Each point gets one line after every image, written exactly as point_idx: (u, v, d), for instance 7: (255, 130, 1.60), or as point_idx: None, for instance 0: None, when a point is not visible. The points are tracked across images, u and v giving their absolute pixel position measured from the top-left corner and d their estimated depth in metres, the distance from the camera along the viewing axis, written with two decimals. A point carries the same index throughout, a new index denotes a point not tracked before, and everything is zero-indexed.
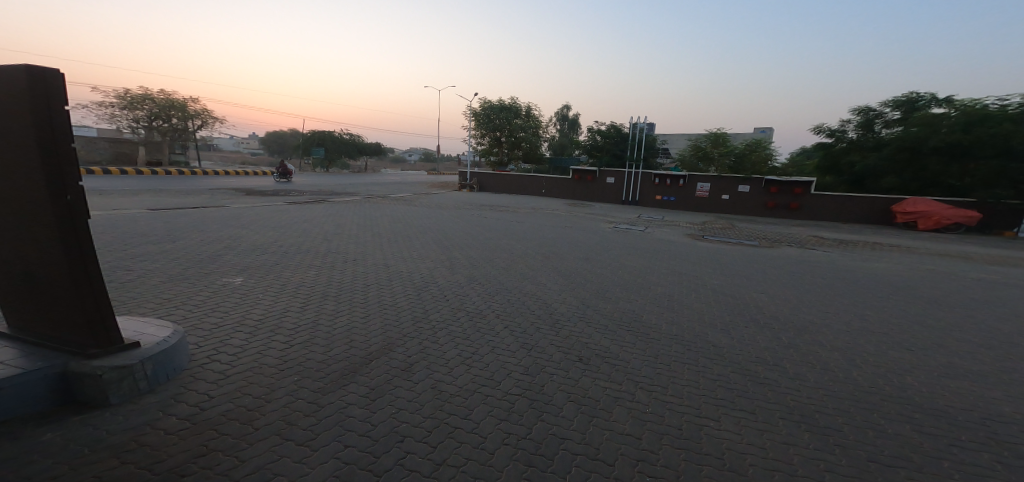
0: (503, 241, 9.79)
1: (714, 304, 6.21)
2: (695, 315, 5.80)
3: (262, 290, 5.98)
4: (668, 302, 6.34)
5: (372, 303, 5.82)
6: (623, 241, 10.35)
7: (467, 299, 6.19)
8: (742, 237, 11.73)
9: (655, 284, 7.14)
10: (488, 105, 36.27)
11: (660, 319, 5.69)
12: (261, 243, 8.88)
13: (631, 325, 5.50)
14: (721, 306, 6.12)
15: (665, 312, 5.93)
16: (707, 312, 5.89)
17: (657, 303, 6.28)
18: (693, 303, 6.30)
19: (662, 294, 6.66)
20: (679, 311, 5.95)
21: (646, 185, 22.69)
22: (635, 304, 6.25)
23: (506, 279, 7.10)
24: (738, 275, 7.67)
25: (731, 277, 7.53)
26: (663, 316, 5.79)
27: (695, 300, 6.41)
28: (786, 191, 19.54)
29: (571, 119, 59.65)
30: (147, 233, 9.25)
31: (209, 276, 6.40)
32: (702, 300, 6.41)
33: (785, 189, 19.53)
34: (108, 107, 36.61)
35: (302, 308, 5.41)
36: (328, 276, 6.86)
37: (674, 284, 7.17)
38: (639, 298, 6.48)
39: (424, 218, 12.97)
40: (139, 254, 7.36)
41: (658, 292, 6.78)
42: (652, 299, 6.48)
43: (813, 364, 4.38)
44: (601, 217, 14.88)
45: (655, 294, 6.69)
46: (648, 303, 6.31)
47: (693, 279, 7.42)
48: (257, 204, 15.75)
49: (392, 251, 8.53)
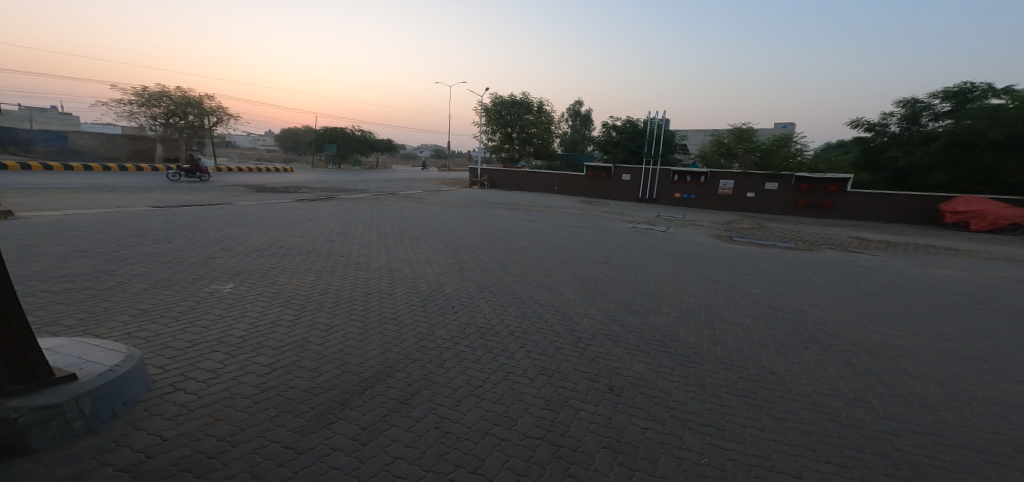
0: (517, 242, 9.10)
1: (761, 318, 5.51)
2: (742, 332, 5.12)
3: (252, 298, 5.38)
4: (707, 315, 5.62)
5: (372, 316, 5.18)
6: (647, 243, 9.63)
7: (477, 311, 5.53)
8: (774, 238, 10.92)
9: (689, 293, 6.43)
10: (499, 100, 35.57)
11: (701, 337, 5.00)
12: (259, 244, 8.32)
13: (669, 344, 4.83)
14: (769, 322, 5.40)
15: (706, 329, 5.23)
16: (757, 329, 5.20)
17: (696, 317, 5.59)
18: (735, 316, 5.58)
19: (698, 306, 5.93)
20: (723, 328, 5.25)
21: (665, 182, 21.76)
22: (668, 317, 5.55)
23: (522, 287, 6.44)
24: (782, 283, 6.91)
25: (776, 285, 6.77)
26: (703, 333, 5.10)
27: (738, 312, 5.69)
28: (818, 188, 18.50)
29: (583, 115, 58.51)
30: (140, 233, 8.74)
31: (197, 280, 5.84)
32: (746, 312, 5.70)
33: (817, 187, 18.51)
34: (127, 104, 36.62)
35: (293, 321, 4.77)
36: (326, 282, 6.25)
37: (711, 293, 6.43)
38: (674, 310, 5.79)
39: (432, 217, 12.30)
40: (128, 255, 6.84)
41: (694, 303, 6.04)
42: (687, 311, 5.77)
43: (907, 399, 3.75)
44: (618, 217, 14.05)
45: (692, 305, 5.97)
46: (685, 316, 5.63)
47: (731, 287, 6.67)
48: (261, 202, 15.25)
49: (399, 254, 7.92)
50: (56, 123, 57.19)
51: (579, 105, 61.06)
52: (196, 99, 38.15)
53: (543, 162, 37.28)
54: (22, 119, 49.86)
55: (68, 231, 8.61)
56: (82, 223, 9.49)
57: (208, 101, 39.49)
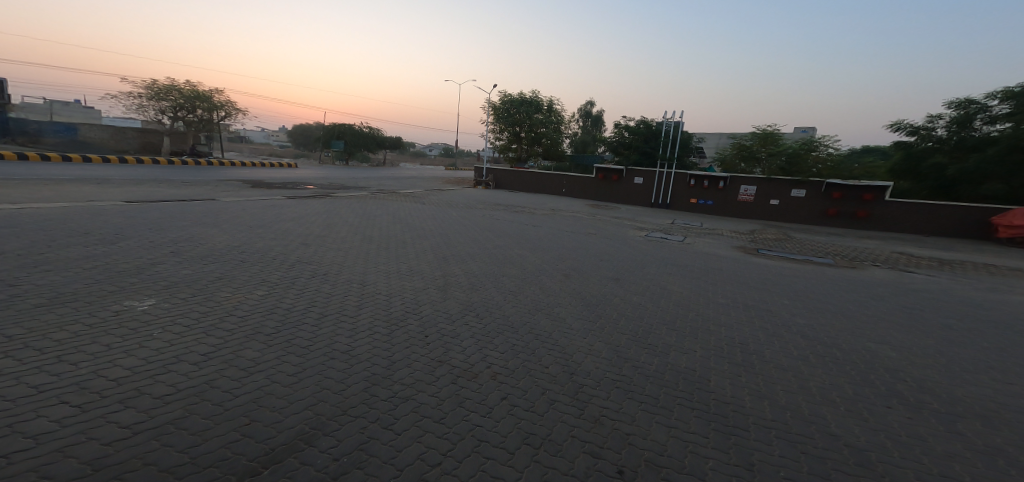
0: (515, 252, 7.96)
1: (818, 360, 4.33)
2: (797, 381, 3.96)
3: (168, 321, 4.30)
4: (747, 354, 4.44)
5: (318, 346, 4.07)
6: (664, 255, 8.48)
7: (456, 344, 4.37)
8: (807, 251, 9.68)
9: (720, 321, 5.28)
10: (510, 98, 34.48)
11: (738, 388, 3.82)
12: (217, 247, 7.29)
13: (700, 397, 3.69)
14: (829, 367, 4.20)
15: (748, 375, 4.05)
16: (815, 377, 4.02)
17: (732, 355, 4.43)
18: (781, 357, 4.38)
19: (733, 341, 4.73)
20: (772, 375, 4.05)
21: (680, 186, 20.54)
22: (694, 357, 4.38)
23: (514, 310, 5.30)
24: (833, 310, 5.71)
25: (827, 315, 5.56)
26: (742, 381, 3.94)
27: (784, 351, 4.51)
28: (852, 197, 17.11)
29: (595, 115, 57.04)
30: (89, 232, 7.76)
31: (111, 295, 4.86)
32: (796, 351, 4.53)
33: (851, 195, 17.11)
34: (138, 98, 35.86)
35: (206, 355, 3.69)
36: (278, 297, 5.18)
37: (746, 323, 5.23)
38: (704, 346, 4.61)
39: (425, 219, 11.19)
40: (54, 262, 5.86)
41: (727, 338, 4.84)
42: (719, 348, 4.58)
43: None
44: (630, 223, 12.81)
45: (725, 339, 4.78)
46: (716, 353, 4.47)
47: (770, 315, 5.47)
48: (249, 198, 14.27)
49: (375, 263, 6.81)
50: (81, 116, 57.56)
51: (591, 106, 59.84)
52: (205, 92, 37.42)
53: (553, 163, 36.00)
54: (42, 113, 50.18)
55: (11, 227, 7.69)
56: (36, 220, 8.55)
57: (218, 94, 38.76)
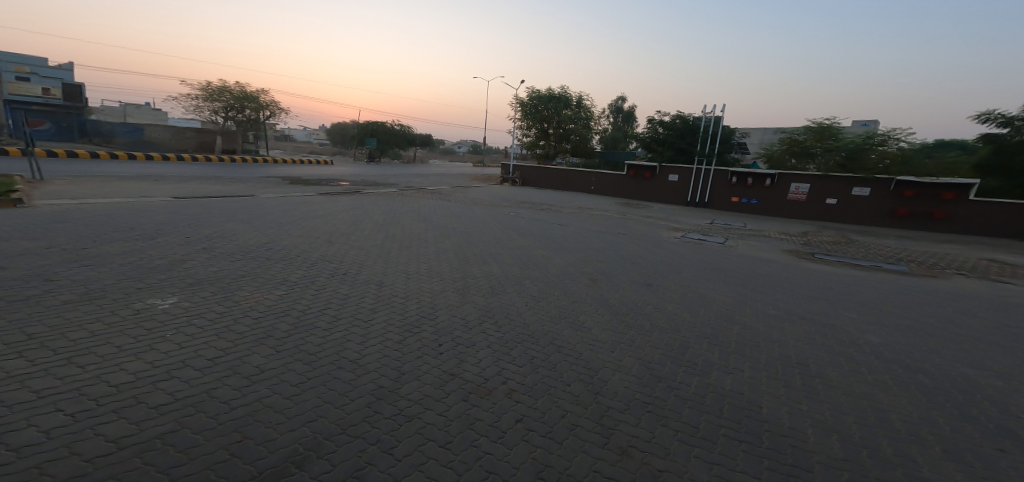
0: (539, 253, 7.56)
1: (893, 387, 3.72)
2: (870, 411, 3.39)
3: (185, 321, 4.18)
4: (807, 376, 3.89)
5: (327, 353, 3.85)
6: (705, 258, 7.85)
7: (470, 355, 4.06)
8: (871, 256, 8.75)
9: (771, 336, 4.70)
10: (537, 94, 33.92)
11: (796, 415, 3.31)
12: (245, 244, 7.28)
13: (753, 428, 3.19)
14: (909, 396, 3.60)
15: (807, 401, 3.51)
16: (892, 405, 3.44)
17: (786, 377, 3.88)
18: (849, 382, 3.80)
19: (787, 359, 4.17)
20: (839, 403, 3.49)
21: (720, 184, 19.42)
22: (742, 378, 3.86)
23: (535, 318, 4.94)
24: (909, 326, 5.00)
25: (902, 331, 4.85)
26: (803, 410, 3.40)
27: (847, 373, 3.93)
28: (928, 196, 15.50)
29: (629, 111, 55.37)
30: (131, 227, 7.96)
31: (137, 293, 4.78)
32: (865, 375, 3.92)
33: (927, 194, 15.49)
34: (194, 99, 37.88)
35: (212, 361, 3.49)
36: (296, 297, 5.02)
37: (802, 339, 4.63)
38: (752, 365, 4.08)
39: (449, 217, 10.96)
40: (94, 256, 5.95)
41: (780, 356, 4.27)
42: (771, 368, 4.04)
43: None
44: (665, 223, 12.09)
45: (776, 357, 4.22)
46: (767, 374, 3.94)
47: (833, 331, 4.82)
48: (283, 194, 14.55)
49: (394, 263, 6.61)
50: (147, 116, 61.69)
51: (625, 101, 58.27)
52: (251, 93, 38.95)
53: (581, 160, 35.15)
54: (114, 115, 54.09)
55: (59, 223, 7.94)
56: (85, 215, 8.88)
57: (263, 94, 40.24)
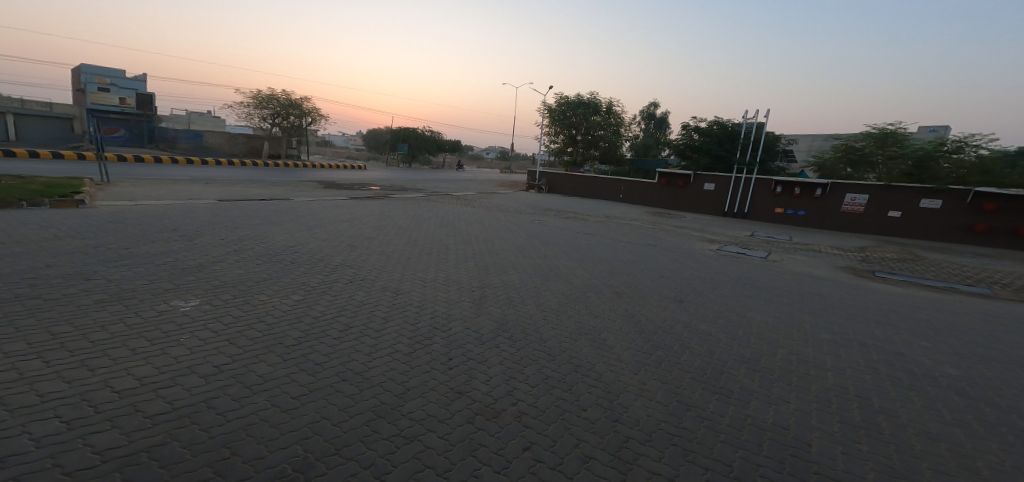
0: (562, 264, 7.25)
1: (981, 423, 3.14)
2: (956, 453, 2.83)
3: (200, 324, 4.13)
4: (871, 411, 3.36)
5: (333, 364, 3.74)
6: (745, 274, 7.28)
7: (480, 372, 3.84)
8: (938, 275, 7.90)
9: (824, 361, 4.16)
10: (564, 100, 33.56)
11: (860, 457, 2.81)
12: (274, 247, 7.37)
13: (808, 470, 2.72)
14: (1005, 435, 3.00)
15: (873, 439, 2.99)
16: (987, 450, 2.84)
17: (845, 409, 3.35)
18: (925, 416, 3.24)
19: (843, 387, 3.65)
20: (914, 441, 2.97)
21: (764, 194, 18.37)
22: (790, 409, 3.38)
23: (553, 334, 4.65)
24: (990, 356, 4.34)
25: (983, 362, 4.21)
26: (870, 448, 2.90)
27: (923, 407, 3.35)
28: (1010, 212, 13.97)
29: (664, 117, 53.86)
30: (169, 227, 8.19)
31: (163, 293, 4.72)
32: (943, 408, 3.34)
33: (1010, 209, 13.96)
34: (245, 107, 40.01)
35: (218, 368, 3.44)
36: (312, 303, 4.96)
37: (859, 365, 4.08)
38: (801, 395, 3.59)
39: (474, 224, 10.84)
40: (131, 255, 6.06)
41: (835, 384, 3.75)
42: (824, 397, 3.53)
43: None
44: (700, 234, 11.47)
45: (830, 386, 3.70)
46: (819, 404, 3.43)
47: (897, 358, 4.25)
48: (317, 198, 14.93)
49: (413, 270, 6.49)
50: (205, 122, 65.80)
51: (660, 107, 56.83)
52: (298, 100, 40.70)
53: (610, 167, 34.45)
54: (179, 122, 58.23)
55: (109, 221, 8.30)
56: (130, 214, 9.25)
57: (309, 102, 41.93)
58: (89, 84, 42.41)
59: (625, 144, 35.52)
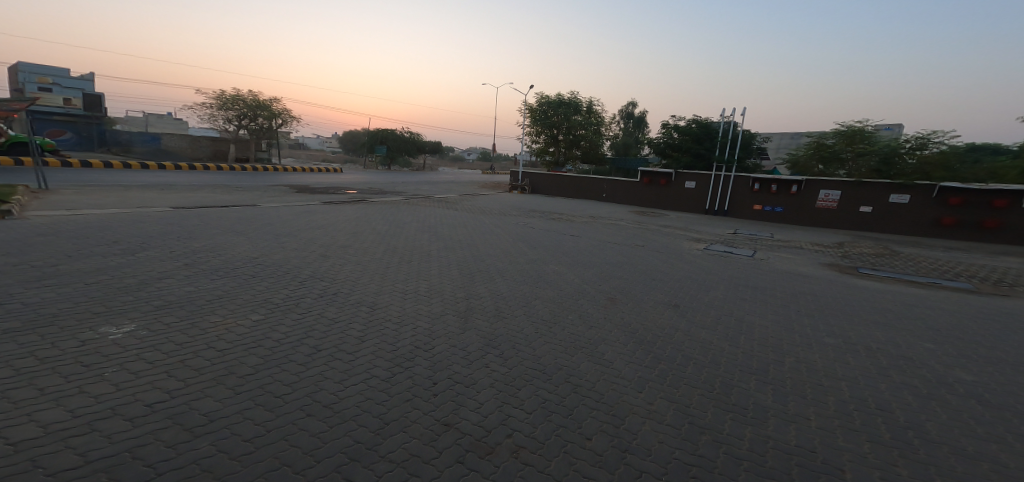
0: (552, 269, 6.88)
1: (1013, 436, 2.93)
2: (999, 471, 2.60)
3: (135, 352, 3.51)
4: (895, 426, 3.11)
5: (297, 395, 3.22)
6: (738, 274, 7.10)
7: (468, 399, 3.41)
8: (921, 269, 7.93)
9: (836, 369, 3.94)
10: (545, 100, 33.37)
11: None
12: (235, 257, 6.70)
13: None
14: None
15: (909, 462, 2.72)
16: None
17: (870, 425, 3.11)
18: (952, 429, 3.03)
19: (862, 400, 3.42)
20: (952, 459, 2.72)
21: (742, 191, 18.59)
22: (814, 428, 3.10)
23: (546, 349, 4.27)
24: (998, 357, 4.21)
25: (993, 363, 4.07)
26: (907, 469, 2.64)
27: (948, 420, 3.13)
28: (978, 203, 14.43)
29: (638, 116, 54.41)
30: (117, 237, 7.37)
31: (92, 319, 4.03)
32: (971, 420, 3.14)
33: (977, 201, 14.43)
34: (208, 108, 38.07)
35: (152, 407, 2.88)
36: (275, 323, 4.40)
37: (873, 372, 3.87)
38: (819, 411, 3.32)
39: (455, 228, 10.36)
40: (65, 273, 5.32)
41: (853, 396, 3.51)
42: (846, 411, 3.28)
43: None
44: (683, 233, 11.35)
45: (848, 398, 3.46)
46: (843, 421, 3.17)
47: (908, 362, 4.06)
48: (287, 203, 14.09)
49: (393, 281, 6.00)
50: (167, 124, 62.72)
51: (634, 107, 57.45)
52: (265, 101, 39.02)
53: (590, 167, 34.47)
54: (138, 125, 55.34)
55: (44, 234, 7.41)
56: (73, 224, 8.34)
57: (276, 103, 40.20)
58: (32, 85, 39.46)
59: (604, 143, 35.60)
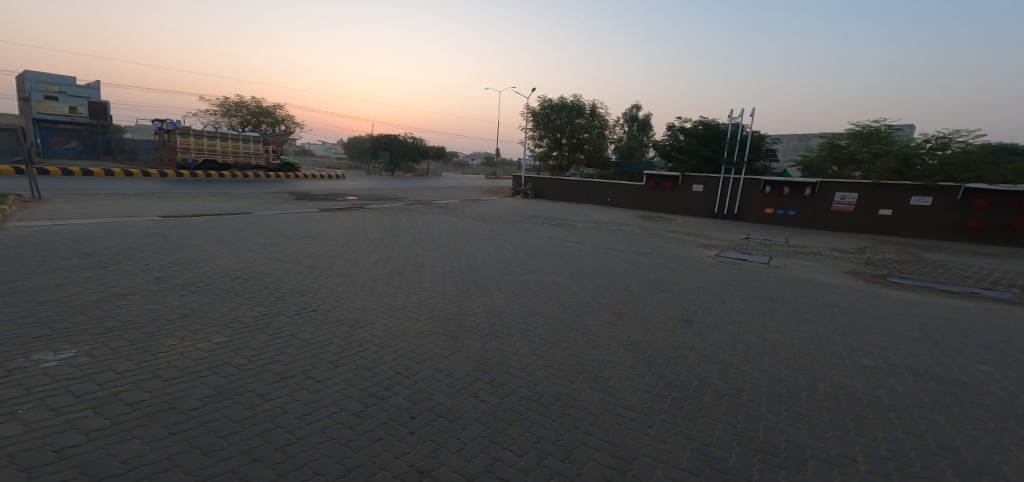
0: (555, 279, 6.37)
1: None
2: None
3: (63, 381, 3.01)
4: (965, 473, 2.60)
5: (245, 435, 2.71)
6: (755, 284, 6.58)
7: (450, 438, 2.91)
8: (952, 277, 7.37)
9: (881, 398, 3.42)
10: (548, 103, 33.00)
11: None
12: (213, 270, 6.26)
13: None
14: None
15: None
16: None
17: (935, 472, 2.60)
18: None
19: (919, 441, 2.90)
20: None
21: (753, 194, 18.00)
22: (868, 476, 2.58)
23: (544, 374, 3.77)
24: None
25: None
26: None
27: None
28: (1003, 205, 13.81)
29: (642, 119, 53.89)
30: (91, 249, 6.95)
31: (28, 343, 3.54)
32: None
33: (1002, 203, 13.80)
34: (212, 115, 38.14)
35: (59, 452, 2.37)
36: (241, 344, 3.89)
37: (925, 403, 3.36)
38: (868, 452, 2.80)
39: (453, 235, 9.90)
40: (21, 289, 4.86)
41: (906, 434, 2.99)
42: (901, 455, 2.77)
43: None
44: (693, 239, 10.83)
45: (900, 437, 2.95)
46: (902, 468, 2.65)
47: (963, 390, 3.54)
48: (282, 210, 13.69)
49: (381, 294, 5.53)
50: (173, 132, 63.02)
51: (639, 110, 56.92)
52: (269, 108, 39.05)
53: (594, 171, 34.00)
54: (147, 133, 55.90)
55: (15, 245, 6.99)
56: (51, 235, 7.93)
57: (279, 110, 39.99)
58: (36, 94, 39.50)
59: (608, 147, 35.11)
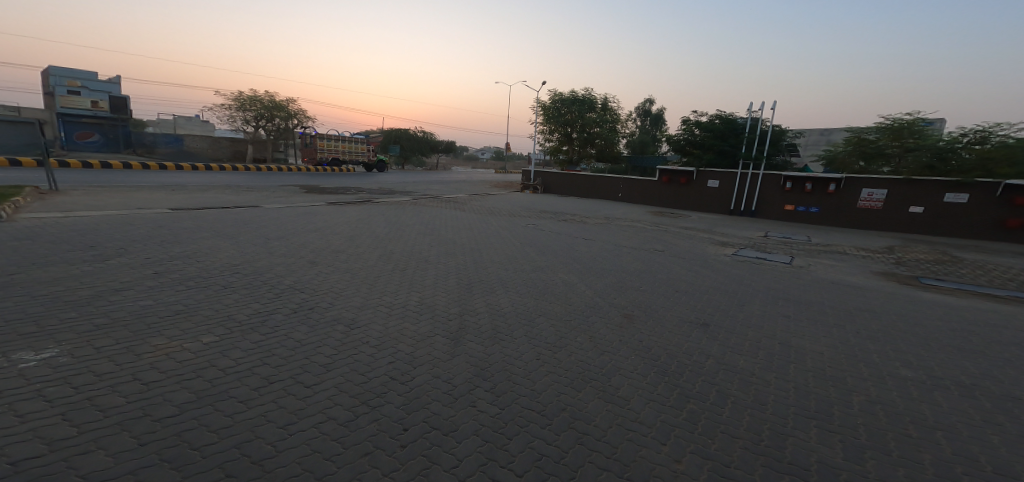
0: (563, 278, 6.08)
1: None
2: None
3: (36, 384, 2.84)
4: None
5: (221, 447, 2.50)
6: (776, 285, 6.21)
7: (444, 453, 2.65)
8: (991, 279, 6.90)
9: (924, 415, 3.09)
10: (560, 96, 32.51)
11: None
12: (211, 264, 6.10)
13: None
14: None
15: None
16: None
17: None
18: None
19: (971, 465, 2.57)
20: None
21: (773, 190, 17.41)
22: None
23: (549, 382, 3.50)
24: None
25: None
26: None
27: None
28: None
29: (657, 113, 52.91)
30: (92, 242, 6.85)
31: (10, 341, 3.39)
32: None
33: None
34: (227, 109, 38.41)
35: (16, 466, 2.19)
36: (229, 345, 3.69)
37: (974, 421, 3.02)
38: (913, 478, 2.48)
39: (459, 231, 9.66)
40: (13, 283, 4.74)
41: (956, 457, 2.66)
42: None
43: None
44: (708, 236, 10.43)
45: (950, 460, 2.62)
46: None
47: (1018, 407, 3.18)
48: (290, 204, 13.57)
49: (381, 293, 5.31)
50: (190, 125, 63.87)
51: (653, 104, 55.91)
52: (283, 102, 39.18)
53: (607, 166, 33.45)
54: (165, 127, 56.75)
55: (17, 237, 6.92)
56: (54, 227, 7.88)
57: (293, 103, 40.19)
58: (60, 88, 40.39)
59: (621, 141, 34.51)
